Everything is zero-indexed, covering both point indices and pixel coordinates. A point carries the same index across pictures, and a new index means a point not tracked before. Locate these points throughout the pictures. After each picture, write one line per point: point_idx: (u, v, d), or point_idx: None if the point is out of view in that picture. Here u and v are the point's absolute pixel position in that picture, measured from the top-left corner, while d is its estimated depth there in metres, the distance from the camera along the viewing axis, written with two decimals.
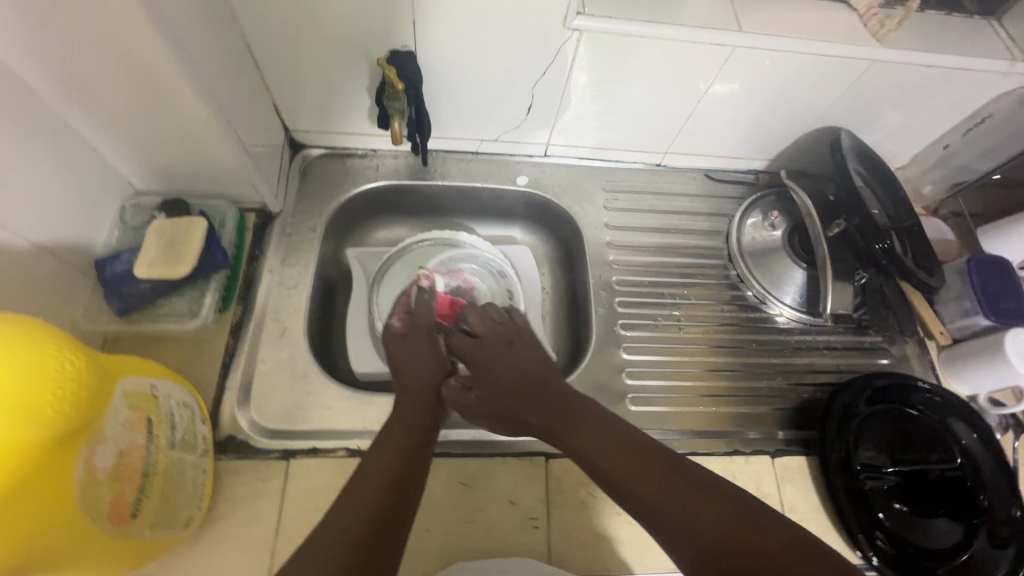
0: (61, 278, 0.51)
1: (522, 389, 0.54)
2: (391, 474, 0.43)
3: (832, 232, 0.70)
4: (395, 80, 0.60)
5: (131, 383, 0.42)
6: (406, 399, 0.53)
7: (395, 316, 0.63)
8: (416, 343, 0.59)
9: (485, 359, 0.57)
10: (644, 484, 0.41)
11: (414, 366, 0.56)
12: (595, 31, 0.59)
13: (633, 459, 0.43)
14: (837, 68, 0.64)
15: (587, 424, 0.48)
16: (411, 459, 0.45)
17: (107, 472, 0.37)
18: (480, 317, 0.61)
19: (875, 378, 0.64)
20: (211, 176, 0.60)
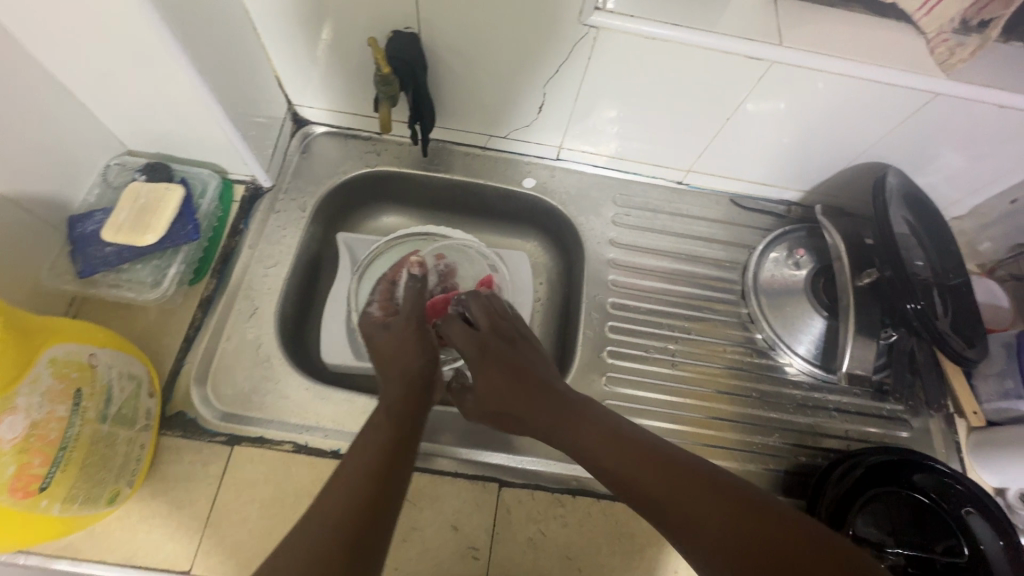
0: (28, 231, 0.50)
1: (526, 387, 0.50)
2: (374, 466, 0.42)
3: (862, 282, 0.62)
4: (383, 64, 0.55)
5: (62, 351, 0.40)
6: (391, 390, 0.50)
7: (375, 304, 0.62)
8: (399, 333, 0.55)
9: (489, 353, 0.53)
10: (653, 481, 0.40)
11: (400, 355, 0.54)
12: (614, 30, 0.53)
13: (638, 461, 0.42)
14: (894, 98, 0.56)
15: (588, 427, 0.46)
16: (397, 451, 0.44)
17: (12, 443, 0.36)
18: (480, 309, 0.57)
19: (868, 454, 0.56)
20: (200, 145, 0.59)
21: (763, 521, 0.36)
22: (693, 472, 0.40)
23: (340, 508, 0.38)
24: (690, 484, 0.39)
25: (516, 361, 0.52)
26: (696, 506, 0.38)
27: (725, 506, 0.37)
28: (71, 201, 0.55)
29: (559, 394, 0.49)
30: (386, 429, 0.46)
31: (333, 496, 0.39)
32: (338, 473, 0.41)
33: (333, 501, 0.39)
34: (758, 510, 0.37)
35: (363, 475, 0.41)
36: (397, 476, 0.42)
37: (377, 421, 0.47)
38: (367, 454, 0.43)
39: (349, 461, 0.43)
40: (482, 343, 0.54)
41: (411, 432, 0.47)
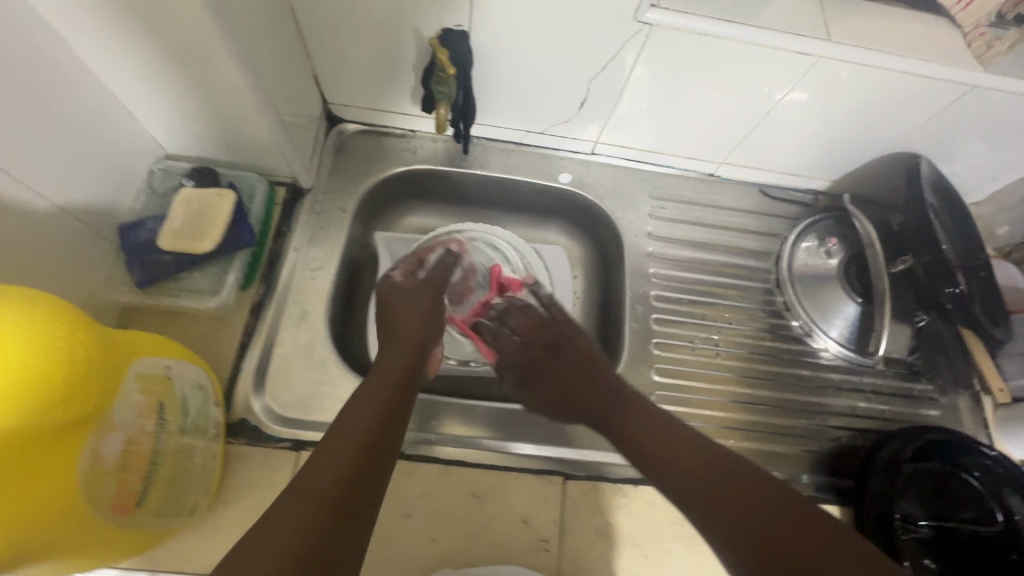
0: (79, 242, 0.49)
1: (573, 384, 0.54)
2: (370, 435, 0.40)
3: (896, 268, 0.65)
4: (447, 63, 0.56)
5: (145, 365, 0.40)
6: (387, 356, 0.50)
7: (397, 269, 0.59)
8: (421, 295, 0.57)
9: (536, 362, 0.59)
10: (673, 470, 0.42)
11: (408, 314, 0.54)
12: (667, 26, 0.53)
13: (673, 450, 0.43)
14: (932, 90, 0.57)
15: (642, 423, 0.47)
16: (387, 424, 0.43)
17: (113, 462, 0.36)
18: (522, 322, 0.61)
19: (929, 432, 0.59)
20: (243, 148, 0.58)
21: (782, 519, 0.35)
22: (714, 462, 0.40)
23: (337, 472, 0.37)
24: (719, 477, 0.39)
25: (561, 366, 0.56)
26: (722, 496, 0.38)
27: (746, 497, 0.37)
28: (116, 209, 0.54)
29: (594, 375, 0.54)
30: (380, 399, 0.44)
31: (328, 457, 0.37)
32: (332, 437, 0.39)
33: (330, 462, 0.37)
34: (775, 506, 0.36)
35: (359, 442, 0.39)
36: (388, 446, 0.41)
37: (374, 387, 0.46)
38: (361, 423, 0.41)
39: (343, 426, 0.41)
40: (526, 350, 0.60)
41: (401, 405, 0.46)
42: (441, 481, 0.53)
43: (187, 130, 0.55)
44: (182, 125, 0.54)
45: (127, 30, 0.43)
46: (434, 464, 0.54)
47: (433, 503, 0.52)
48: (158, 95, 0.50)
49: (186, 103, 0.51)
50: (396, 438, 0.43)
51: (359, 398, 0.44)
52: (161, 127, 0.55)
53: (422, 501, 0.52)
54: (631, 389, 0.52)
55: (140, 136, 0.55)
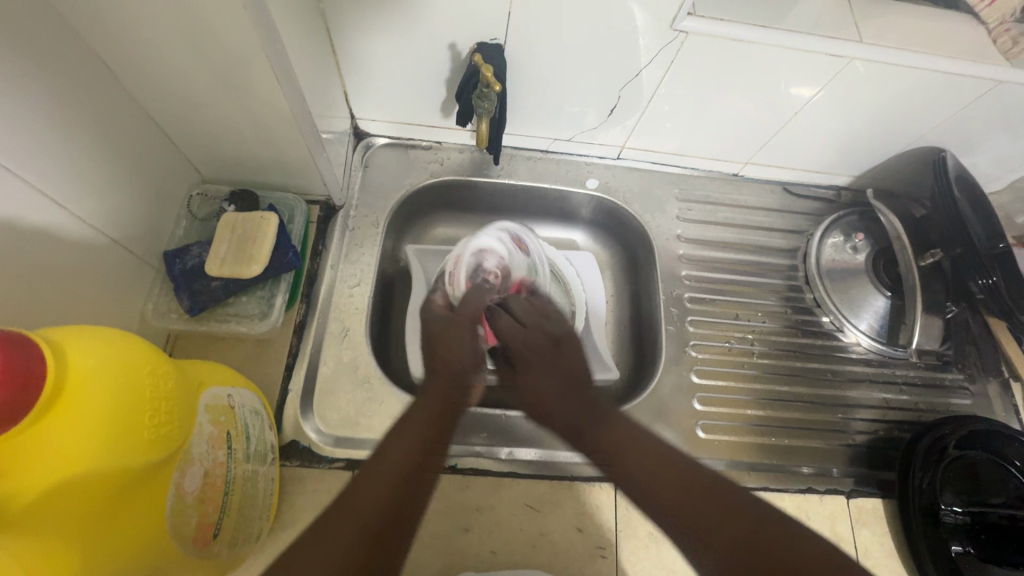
0: (125, 271, 0.49)
1: (565, 387, 0.52)
2: (408, 462, 0.41)
3: (926, 261, 0.67)
4: (492, 80, 0.54)
5: (211, 395, 0.40)
6: (432, 383, 0.51)
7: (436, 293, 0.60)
8: (460, 329, 0.56)
9: (532, 356, 0.55)
10: (649, 479, 0.41)
11: (453, 350, 0.54)
12: (702, 34, 0.53)
13: (654, 470, 0.41)
14: (960, 86, 0.58)
15: (619, 431, 0.47)
16: (429, 449, 0.44)
17: (194, 495, 0.36)
18: (525, 309, 0.59)
19: (973, 422, 0.60)
20: (280, 169, 0.58)
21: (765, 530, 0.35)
22: (691, 476, 0.40)
23: (375, 501, 0.38)
24: (690, 491, 0.39)
25: (557, 370, 0.53)
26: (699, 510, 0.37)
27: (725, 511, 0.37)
28: (157, 236, 0.53)
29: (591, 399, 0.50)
30: (421, 428, 0.45)
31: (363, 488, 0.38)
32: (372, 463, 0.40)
33: (365, 492, 0.38)
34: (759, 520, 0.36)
35: (397, 473, 0.40)
36: (427, 474, 0.42)
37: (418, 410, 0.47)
38: (400, 452, 0.42)
39: (379, 457, 0.41)
40: (528, 338, 0.56)
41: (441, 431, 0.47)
42: (496, 494, 0.54)
43: (224, 153, 0.55)
44: (220, 148, 0.54)
45: (173, 59, 0.43)
46: (487, 476, 0.54)
47: (489, 515, 0.53)
48: (199, 120, 0.50)
49: (226, 126, 0.51)
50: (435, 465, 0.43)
51: (399, 427, 0.45)
52: (199, 151, 0.55)
53: (479, 514, 0.53)
54: (620, 412, 0.49)
55: (177, 162, 0.55)
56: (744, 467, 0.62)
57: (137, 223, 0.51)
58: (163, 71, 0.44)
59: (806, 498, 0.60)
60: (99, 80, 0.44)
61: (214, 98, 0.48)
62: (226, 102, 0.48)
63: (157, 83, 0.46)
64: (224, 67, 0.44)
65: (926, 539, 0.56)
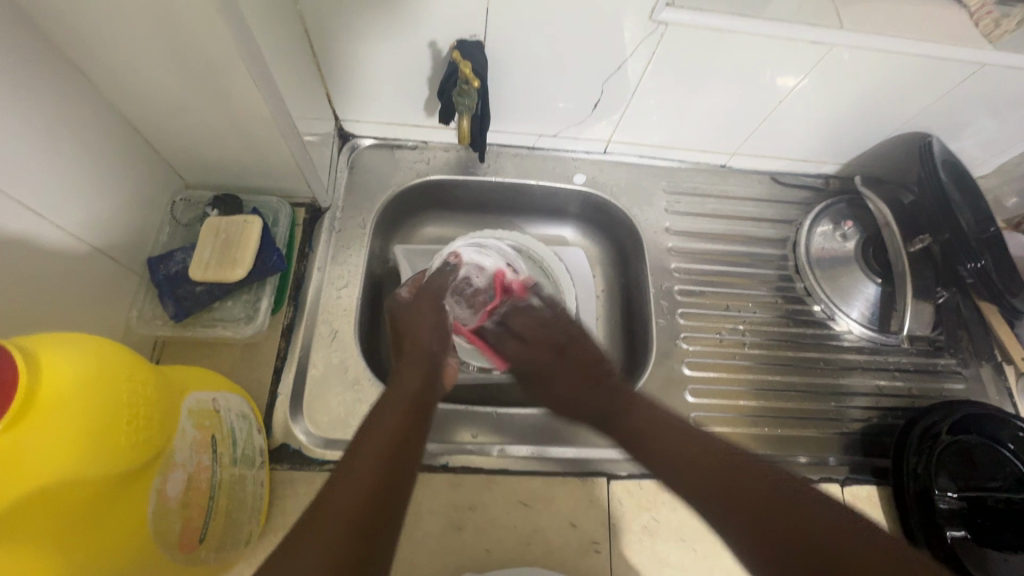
0: (108, 278, 0.49)
1: (582, 382, 0.53)
2: (386, 448, 0.38)
3: (914, 247, 0.66)
4: (472, 76, 0.54)
5: (194, 400, 0.40)
6: (408, 365, 0.48)
7: (404, 287, 0.59)
8: (424, 309, 0.55)
9: (542, 366, 0.56)
10: (684, 460, 0.41)
11: (420, 326, 0.53)
12: (683, 24, 0.53)
13: (683, 445, 0.42)
14: (943, 70, 0.58)
15: (645, 415, 0.47)
16: (408, 432, 0.40)
17: (177, 500, 0.36)
18: (525, 323, 0.60)
19: (968, 407, 0.59)
20: (263, 172, 0.58)
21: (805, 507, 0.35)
22: (727, 457, 0.40)
23: (354, 493, 0.35)
24: (729, 475, 0.38)
25: (569, 372, 0.54)
26: (740, 488, 0.37)
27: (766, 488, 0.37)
28: (142, 243, 0.53)
29: (612, 388, 0.51)
30: (400, 409, 0.42)
31: (342, 481, 0.35)
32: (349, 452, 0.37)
33: (343, 486, 0.35)
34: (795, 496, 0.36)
35: (374, 458, 0.37)
36: (407, 459, 0.38)
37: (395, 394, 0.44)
38: (377, 438, 0.39)
39: (356, 447, 0.38)
40: (535, 355, 0.57)
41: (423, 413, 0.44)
42: (488, 492, 0.54)
43: (207, 159, 0.55)
44: (203, 153, 0.54)
45: (148, 64, 0.43)
46: (479, 474, 0.54)
47: (481, 513, 0.53)
48: (179, 126, 0.50)
49: (206, 131, 0.51)
50: (417, 447, 0.40)
51: (377, 412, 0.42)
52: (182, 157, 0.55)
53: (472, 512, 0.53)
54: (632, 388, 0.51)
55: (160, 168, 0.55)
56: None
57: (120, 231, 0.51)
58: (139, 77, 0.44)
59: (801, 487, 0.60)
60: (77, 89, 0.43)
61: (194, 103, 0.47)
62: (205, 106, 0.48)
63: (136, 90, 0.46)
64: (200, 71, 0.44)
65: (925, 528, 0.56)
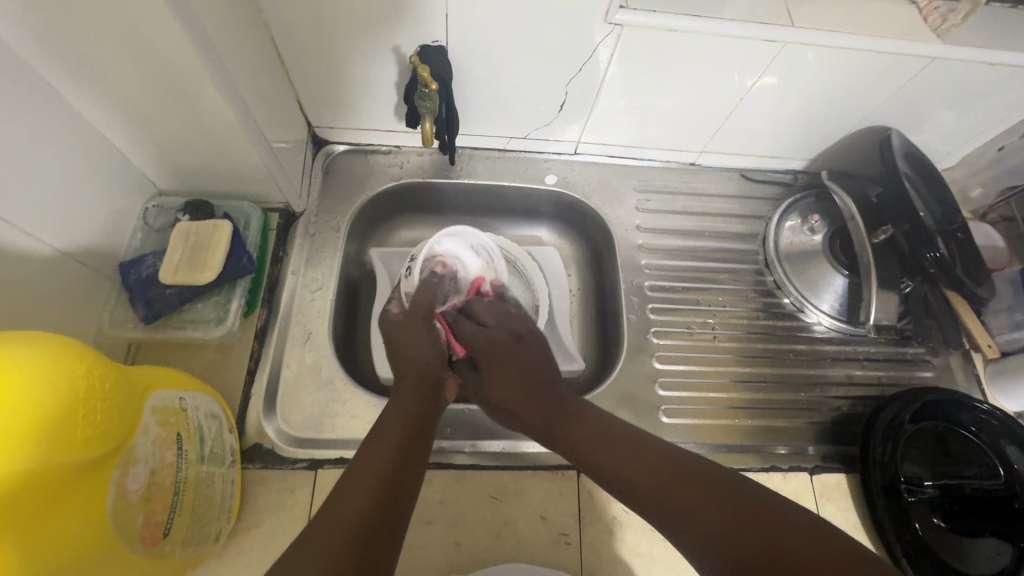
0: (78, 283, 0.50)
1: (529, 389, 0.50)
2: (389, 467, 0.38)
3: (878, 239, 0.66)
4: (430, 80, 0.56)
5: (158, 398, 0.41)
6: (404, 384, 0.47)
7: (391, 304, 0.55)
8: (414, 330, 0.51)
9: (495, 351, 0.52)
10: (647, 478, 0.39)
11: (410, 349, 0.50)
12: (637, 26, 0.54)
13: (645, 460, 0.41)
14: (896, 65, 0.59)
15: (585, 428, 0.45)
16: (408, 454, 0.40)
17: (139, 494, 0.37)
18: (488, 310, 0.56)
19: (924, 394, 0.61)
20: (235, 178, 0.59)
21: (763, 513, 0.35)
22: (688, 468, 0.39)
23: (360, 506, 0.35)
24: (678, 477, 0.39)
25: (524, 363, 0.51)
26: (694, 502, 0.37)
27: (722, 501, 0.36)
28: (115, 249, 0.55)
29: (560, 396, 0.49)
30: (405, 421, 0.43)
31: (347, 496, 0.35)
32: (355, 469, 0.37)
33: (347, 501, 0.35)
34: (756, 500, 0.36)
35: (377, 477, 0.37)
36: (409, 482, 0.39)
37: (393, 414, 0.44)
38: (381, 457, 0.39)
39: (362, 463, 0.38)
40: (490, 337, 0.52)
41: (421, 436, 0.43)
42: (458, 487, 0.54)
43: (179, 166, 0.57)
44: (174, 160, 0.56)
45: (115, 77, 0.45)
46: (450, 470, 0.55)
47: (452, 507, 0.53)
48: (148, 135, 0.52)
49: (175, 139, 0.52)
50: (417, 473, 0.40)
51: (380, 430, 0.42)
52: (153, 164, 0.56)
53: (442, 507, 0.53)
54: (577, 397, 0.49)
55: (133, 175, 0.56)
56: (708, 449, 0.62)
57: (93, 237, 0.52)
58: (106, 89, 0.46)
59: (771, 476, 0.61)
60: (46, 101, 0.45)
61: (161, 112, 0.49)
62: (172, 112, 0.49)
63: (106, 99, 0.47)
64: (166, 83, 0.45)
65: (895, 519, 0.57)
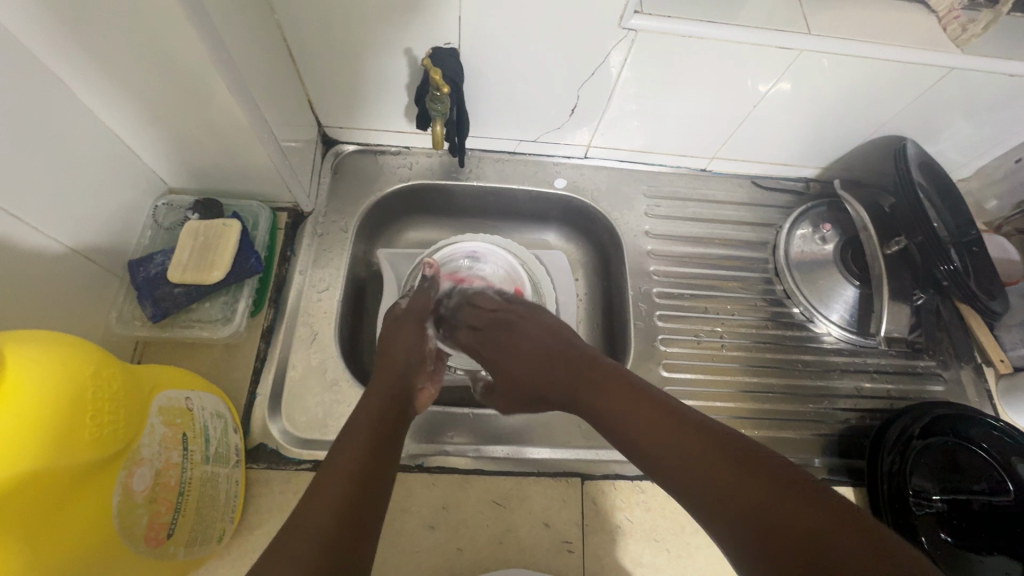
0: (88, 280, 0.51)
1: (545, 362, 0.50)
2: (356, 470, 0.37)
3: (891, 250, 0.66)
4: (442, 83, 0.56)
5: (165, 398, 0.41)
6: (376, 388, 0.47)
7: (402, 297, 0.60)
8: (409, 333, 0.55)
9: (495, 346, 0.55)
10: (673, 456, 0.37)
11: (398, 351, 0.53)
12: (651, 31, 0.54)
13: (672, 438, 0.38)
14: (914, 74, 0.58)
15: (610, 393, 0.44)
16: (375, 456, 0.39)
17: (144, 494, 0.37)
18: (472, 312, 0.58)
19: (935, 408, 0.60)
20: (245, 177, 0.59)
21: (777, 487, 0.32)
22: (720, 442, 0.36)
23: (325, 511, 0.34)
24: (705, 449, 0.36)
25: (527, 343, 0.53)
26: (709, 473, 0.35)
27: (752, 477, 0.33)
28: (125, 246, 0.55)
29: (583, 364, 0.48)
30: (370, 423, 0.42)
31: (314, 502, 0.34)
32: (320, 472, 0.37)
33: (315, 505, 0.34)
34: (777, 476, 0.33)
35: (346, 478, 0.36)
36: (378, 483, 0.38)
37: (360, 414, 0.43)
38: (347, 458, 0.38)
39: (330, 464, 0.37)
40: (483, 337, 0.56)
41: (391, 438, 0.42)
42: (462, 492, 0.54)
43: (191, 165, 0.57)
44: (185, 159, 0.56)
45: (130, 76, 0.45)
46: (454, 474, 0.55)
47: (455, 512, 0.53)
48: (161, 133, 0.52)
49: (187, 138, 0.53)
50: (386, 478, 0.39)
51: (348, 430, 0.41)
52: (165, 162, 0.56)
53: (445, 512, 0.53)
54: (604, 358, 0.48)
55: (145, 174, 0.56)
56: None
57: (103, 234, 0.52)
58: (121, 88, 0.46)
59: None
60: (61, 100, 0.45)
61: (174, 111, 0.49)
62: (180, 109, 0.49)
63: (117, 97, 0.47)
64: (181, 84, 0.46)
65: (902, 535, 0.56)
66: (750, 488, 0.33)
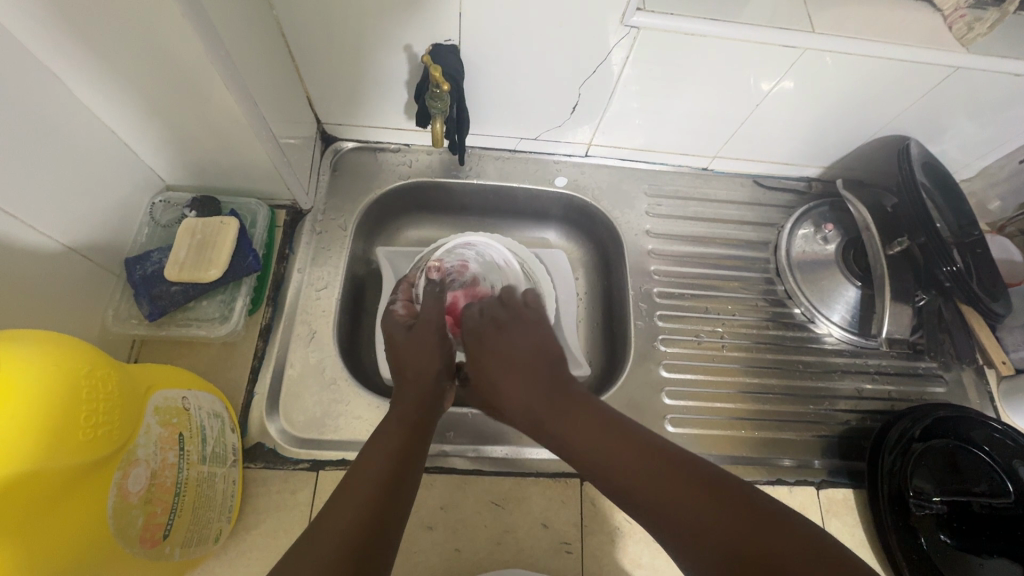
0: (84, 278, 0.50)
1: (515, 376, 0.45)
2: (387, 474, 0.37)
3: (893, 250, 0.65)
4: (441, 81, 0.55)
5: (161, 398, 0.41)
6: (405, 395, 0.47)
7: (398, 303, 0.59)
8: (424, 340, 0.51)
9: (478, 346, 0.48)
10: (646, 486, 0.35)
11: (415, 360, 0.50)
12: (654, 29, 0.53)
13: (647, 471, 0.36)
14: (918, 74, 0.58)
15: (582, 420, 0.40)
16: (406, 461, 0.39)
17: (139, 495, 0.36)
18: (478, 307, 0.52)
19: (936, 410, 0.59)
20: (243, 175, 0.59)
21: (764, 528, 0.31)
22: (695, 472, 0.35)
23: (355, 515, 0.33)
24: (687, 488, 0.34)
25: (503, 350, 0.47)
26: (691, 513, 0.33)
27: (737, 518, 0.32)
28: (122, 244, 0.55)
29: (554, 386, 0.43)
30: (399, 430, 0.42)
31: (342, 503, 0.34)
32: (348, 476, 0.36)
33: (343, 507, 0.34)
34: (761, 516, 0.32)
35: (376, 483, 0.36)
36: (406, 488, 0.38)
37: (390, 420, 0.43)
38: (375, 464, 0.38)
39: (359, 468, 0.37)
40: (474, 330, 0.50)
41: (420, 444, 0.42)
42: (460, 492, 0.54)
43: (189, 162, 0.56)
44: (182, 156, 0.55)
45: (127, 73, 0.44)
46: (452, 474, 0.55)
47: (453, 513, 0.53)
48: (157, 130, 0.51)
49: (184, 135, 0.52)
50: (413, 485, 0.39)
51: (378, 437, 0.41)
52: (162, 159, 0.56)
53: (443, 512, 0.53)
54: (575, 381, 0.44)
55: (142, 171, 0.56)
56: (714, 460, 0.61)
57: (100, 232, 0.52)
58: (117, 84, 0.46)
59: (776, 490, 0.60)
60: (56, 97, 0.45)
61: (171, 109, 0.48)
62: (177, 106, 0.48)
63: (112, 93, 0.47)
64: (178, 81, 0.45)
65: (902, 536, 0.56)
66: (721, 522, 0.32)
